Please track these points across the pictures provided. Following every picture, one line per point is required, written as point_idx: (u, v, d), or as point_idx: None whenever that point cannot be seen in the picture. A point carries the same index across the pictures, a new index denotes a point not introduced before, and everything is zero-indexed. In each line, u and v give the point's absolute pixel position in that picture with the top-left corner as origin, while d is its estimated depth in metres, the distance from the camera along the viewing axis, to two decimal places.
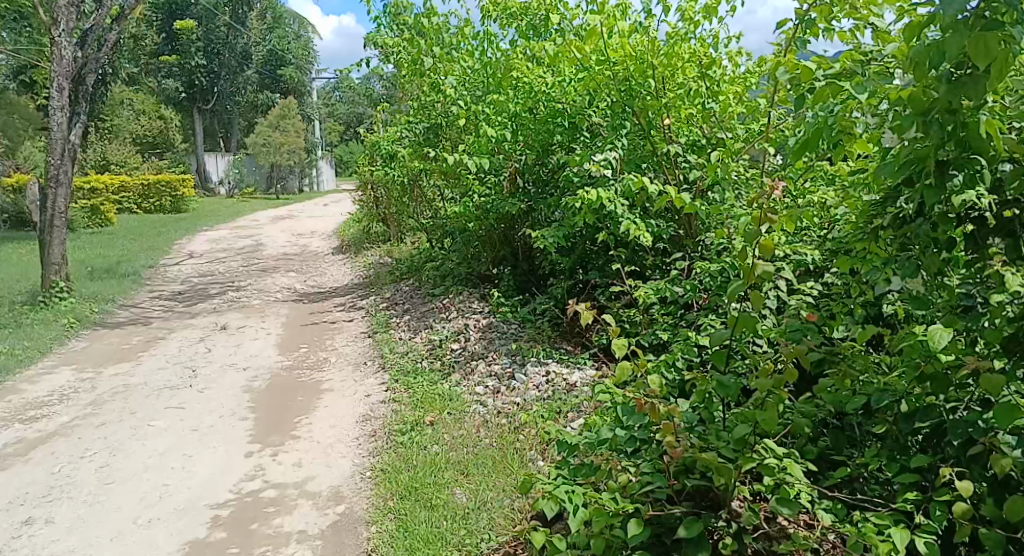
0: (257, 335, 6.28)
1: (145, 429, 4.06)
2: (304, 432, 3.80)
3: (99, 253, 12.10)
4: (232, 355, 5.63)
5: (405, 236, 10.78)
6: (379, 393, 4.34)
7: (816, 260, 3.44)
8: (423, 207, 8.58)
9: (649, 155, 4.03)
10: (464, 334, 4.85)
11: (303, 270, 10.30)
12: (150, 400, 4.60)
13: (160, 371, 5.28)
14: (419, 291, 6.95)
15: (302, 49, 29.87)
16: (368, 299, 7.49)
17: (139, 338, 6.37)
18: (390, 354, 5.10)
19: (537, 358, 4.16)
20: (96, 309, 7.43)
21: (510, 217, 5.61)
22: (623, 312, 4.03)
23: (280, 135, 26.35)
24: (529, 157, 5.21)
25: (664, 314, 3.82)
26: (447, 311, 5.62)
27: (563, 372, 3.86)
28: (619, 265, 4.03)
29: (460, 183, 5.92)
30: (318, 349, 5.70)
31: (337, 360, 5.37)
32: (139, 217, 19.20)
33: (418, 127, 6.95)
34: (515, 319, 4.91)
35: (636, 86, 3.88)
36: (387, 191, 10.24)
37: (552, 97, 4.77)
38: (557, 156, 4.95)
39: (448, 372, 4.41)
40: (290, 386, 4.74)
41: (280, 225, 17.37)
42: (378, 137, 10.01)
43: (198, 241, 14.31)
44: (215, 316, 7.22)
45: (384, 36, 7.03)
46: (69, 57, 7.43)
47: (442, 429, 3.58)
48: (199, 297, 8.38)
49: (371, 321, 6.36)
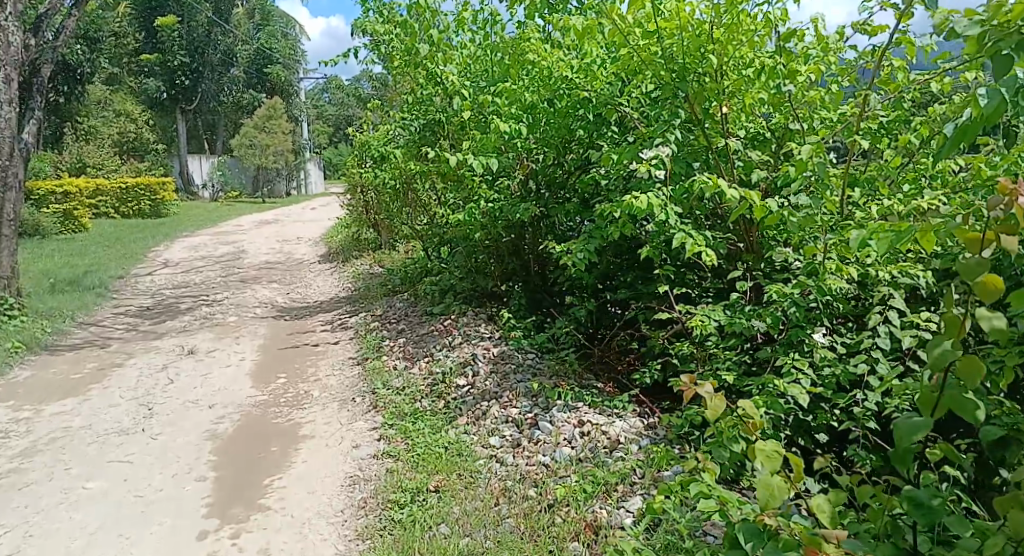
0: (228, 361, 5.48)
1: (77, 495, 3.26)
2: (275, 503, 3.01)
3: (66, 263, 11.27)
4: (197, 388, 4.84)
5: (397, 244, 10.01)
6: (369, 443, 3.56)
7: (928, 283, 2.71)
8: (418, 213, 7.84)
9: (702, 151, 3.27)
10: (471, 365, 4.08)
11: (287, 281, 9.52)
12: (91, 451, 3.81)
13: (111, 410, 4.47)
14: (415, 309, 6.18)
15: (289, 49, 29.10)
16: (357, 316, 6.72)
17: (93, 365, 5.56)
18: (382, 388, 4.33)
19: (565, 401, 3.40)
20: (50, 329, 6.61)
21: (521, 226, 4.86)
22: (670, 346, 3.28)
23: (266, 137, 25.48)
24: (546, 155, 4.47)
25: (727, 350, 3.07)
26: (448, 335, 4.85)
27: (601, 423, 3.09)
28: (666, 287, 3.26)
29: (462, 187, 5.17)
30: (299, 380, 4.92)
31: (321, 394, 4.58)
32: (116, 221, 18.34)
33: (413, 124, 6.21)
34: (532, 348, 4.16)
35: (690, 65, 3.05)
36: (378, 195, 9.46)
37: (573, 84, 4.02)
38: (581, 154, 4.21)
39: (453, 415, 3.65)
40: (262, 431, 3.95)
41: (265, 231, 16.53)
42: (368, 137, 9.27)
43: (177, 249, 13.49)
44: (183, 337, 6.42)
45: (375, 23, 6.29)
46: (18, 44, 6.61)
47: (451, 499, 2.81)
48: (170, 314, 7.58)
49: (361, 345, 5.59)
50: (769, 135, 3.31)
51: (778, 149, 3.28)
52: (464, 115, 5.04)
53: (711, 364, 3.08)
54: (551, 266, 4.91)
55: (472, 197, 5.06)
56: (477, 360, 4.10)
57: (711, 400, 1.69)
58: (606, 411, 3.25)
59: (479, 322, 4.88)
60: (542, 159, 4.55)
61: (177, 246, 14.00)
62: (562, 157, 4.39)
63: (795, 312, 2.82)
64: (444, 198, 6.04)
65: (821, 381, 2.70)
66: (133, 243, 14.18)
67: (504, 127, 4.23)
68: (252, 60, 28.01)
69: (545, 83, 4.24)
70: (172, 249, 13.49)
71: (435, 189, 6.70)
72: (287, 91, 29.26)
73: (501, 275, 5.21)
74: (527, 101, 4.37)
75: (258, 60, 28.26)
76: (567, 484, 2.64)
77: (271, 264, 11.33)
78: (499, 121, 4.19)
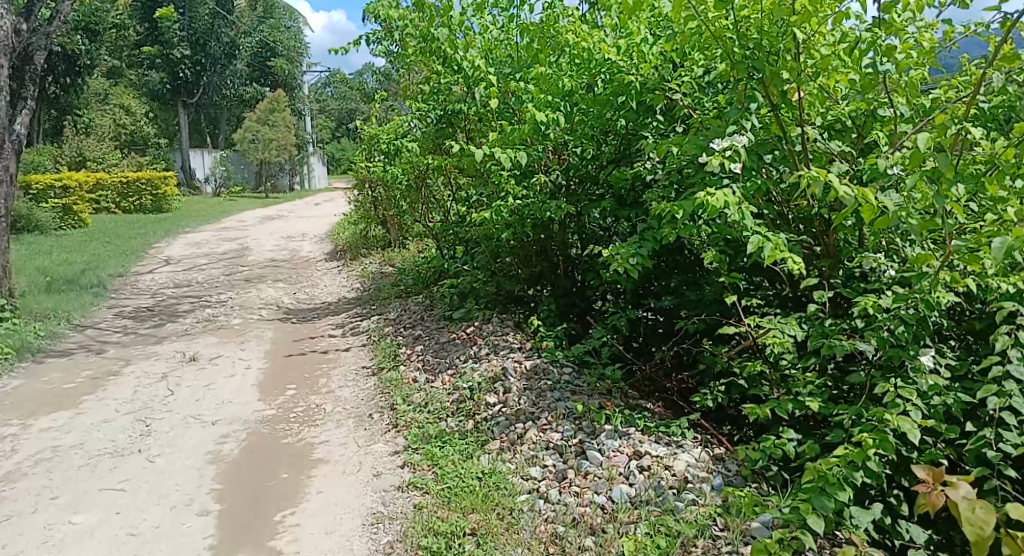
0: (232, 370, 5.09)
1: (63, 532, 2.88)
2: (288, 546, 2.62)
3: (64, 260, 10.91)
4: (198, 400, 4.44)
5: (407, 241, 9.62)
6: (392, 470, 3.17)
7: None
8: (431, 210, 7.45)
9: (774, 141, 2.88)
10: (501, 380, 3.66)
11: (294, 280, 9.14)
12: (81, 476, 3.42)
13: (104, 426, 4.09)
14: (432, 313, 5.77)
15: (292, 41, 28.69)
16: (369, 320, 6.34)
17: (87, 374, 5.17)
18: (402, 404, 3.93)
19: (614, 426, 2.99)
20: (43, 332, 6.23)
21: (551, 225, 4.47)
22: (736, 366, 2.87)
23: (269, 131, 25.07)
24: (584, 147, 4.08)
25: (807, 371, 2.67)
26: (472, 344, 4.44)
27: (661, 454, 2.70)
28: (734, 297, 2.85)
29: (487, 182, 4.78)
30: (310, 392, 4.53)
31: (335, 409, 4.20)
32: (117, 217, 17.99)
33: (429, 115, 5.81)
34: (568, 361, 3.75)
35: (768, 45, 2.66)
36: (388, 190, 9.06)
37: (617, 68, 3.63)
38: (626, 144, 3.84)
39: (485, 439, 3.26)
40: (271, 453, 3.56)
41: (269, 227, 16.14)
42: (378, 129, 8.88)
43: (179, 245, 13.13)
44: (184, 342, 6.02)
45: (388, 7, 5.89)
46: (9, 29, 6.23)
47: (493, 546, 2.42)
48: (171, 315, 7.21)
49: (375, 352, 5.21)
50: (850, 123, 2.92)
51: (862, 138, 2.88)
52: (489, 104, 4.65)
53: (789, 388, 2.67)
54: (583, 269, 4.50)
55: (492, 195, 4.67)
56: (507, 375, 3.68)
57: (974, 510, 1.37)
58: (663, 439, 2.85)
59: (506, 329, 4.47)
60: (577, 152, 4.16)
61: (179, 243, 13.63)
62: (596, 151, 3.99)
63: (897, 332, 2.42)
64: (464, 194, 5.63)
65: (930, 412, 2.30)
66: (134, 239, 13.81)
67: (538, 116, 3.84)
68: (255, 53, 27.63)
69: (584, 67, 3.86)
70: (174, 246, 13.12)
71: (452, 184, 6.30)
72: (291, 85, 28.85)
73: (527, 278, 4.79)
74: (561, 89, 3.98)
75: (261, 53, 27.88)
76: (634, 536, 2.24)
77: (276, 261, 10.95)
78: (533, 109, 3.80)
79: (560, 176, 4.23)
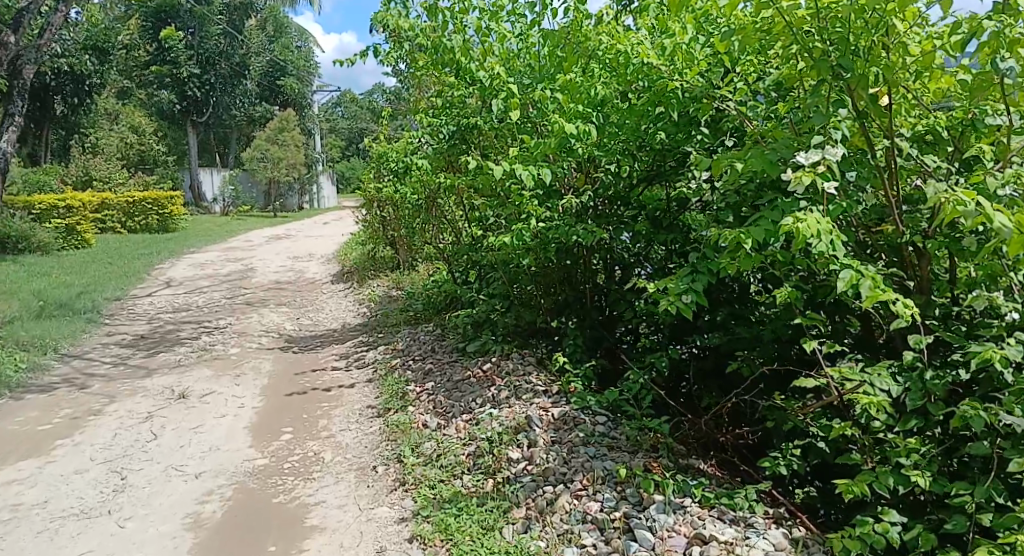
0: (224, 410, 4.61)
1: None
2: None
3: (61, 282, 10.51)
4: (182, 447, 3.96)
5: (417, 263, 9.17)
6: (397, 546, 2.67)
7: None
8: (443, 231, 7.01)
9: (858, 155, 2.42)
10: (525, 431, 3.15)
11: (298, 304, 8.70)
12: (38, 546, 2.94)
13: (73, 479, 3.62)
14: (443, 344, 5.28)
15: (302, 60, 28.57)
16: (376, 350, 5.87)
17: (66, 413, 4.70)
18: (410, 455, 3.45)
19: (666, 496, 2.48)
20: (24, 365, 5.78)
21: (578, 250, 4.01)
22: (817, 426, 2.38)
23: (278, 149, 24.83)
24: (619, 164, 3.63)
25: (910, 436, 2.18)
26: (489, 383, 3.94)
27: (729, 539, 2.19)
28: (813, 343, 2.36)
29: (505, 203, 4.33)
30: (308, 437, 4.05)
31: (335, 458, 3.71)
32: (122, 236, 17.66)
33: (442, 130, 5.39)
34: (601, 408, 3.27)
35: (855, 39, 2.19)
36: (397, 210, 8.63)
37: (657, 75, 3.20)
38: (671, 158, 3.41)
39: (508, 505, 2.76)
40: (258, 518, 3.06)
41: (274, 247, 15.75)
42: (387, 146, 8.47)
43: (181, 267, 12.74)
44: (175, 377, 5.55)
45: (397, 15, 5.49)
46: None
47: None
48: (165, 344, 6.77)
49: (381, 389, 4.73)
50: (945, 134, 2.47)
51: (963, 152, 2.41)
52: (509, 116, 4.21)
53: (886, 457, 2.17)
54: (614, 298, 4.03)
55: (512, 217, 4.21)
56: (532, 424, 3.18)
57: None
58: (728, 515, 2.35)
59: (527, 365, 3.97)
60: (611, 170, 3.72)
61: (183, 264, 13.24)
62: (632, 168, 3.54)
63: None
64: (479, 215, 5.17)
65: None
66: (136, 260, 13.42)
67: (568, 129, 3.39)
68: (265, 71, 27.50)
69: (618, 73, 3.44)
70: (177, 267, 12.74)
71: (465, 205, 5.85)
72: (300, 103, 28.67)
73: (549, 308, 4.32)
74: (593, 99, 3.54)
75: (270, 72, 27.75)
76: None
77: (281, 284, 10.52)
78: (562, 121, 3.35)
79: (591, 197, 3.78)
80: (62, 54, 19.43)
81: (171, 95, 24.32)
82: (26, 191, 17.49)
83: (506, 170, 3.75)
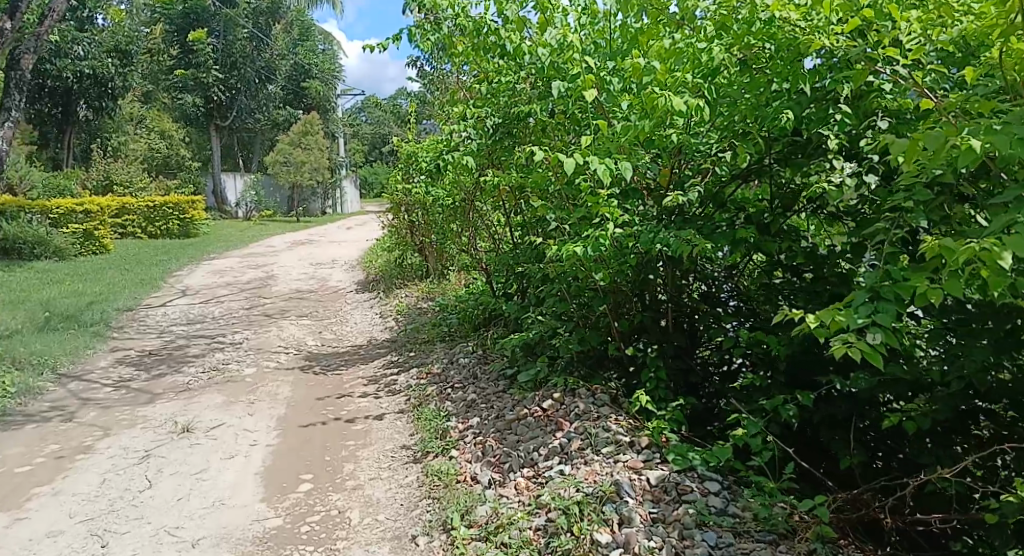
0: (232, 449, 3.91)
1: None
2: None
3: (74, 291, 9.98)
4: (179, 501, 3.27)
5: (448, 271, 8.47)
6: None
7: None
8: (481, 237, 6.30)
9: None
10: (612, 502, 2.40)
11: (319, 316, 8.03)
12: None
13: (42, 546, 2.94)
14: (487, 370, 4.54)
15: (326, 63, 28.15)
16: (407, 372, 5.15)
17: (51, 451, 4.04)
18: (459, 524, 2.71)
19: None
20: (14, 388, 5.15)
21: (665, 261, 3.27)
22: None
23: (302, 153, 24.37)
24: (735, 152, 2.91)
25: None
26: (551, 426, 3.19)
27: None
28: None
29: (571, 205, 3.61)
30: (330, 489, 3.33)
31: (364, 521, 2.98)
32: (142, 242, 17.25)
33: (489, 122, 4.68)
34: (711, 472, 2.52)
35: None
36: (428, 215, 7.92)
37: (786, 38, 2.57)
38: (810, 144, 2.76)
39: None
40: None
41: (296, 253, 15.16)
42: (418, 145, 7.79)
43: (200, 274, 12.19)
44: (180, 404, 4.88)
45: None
46: None
47: None
48: (174, 362, 6.12)
49: (416, 424, 4.01)
50: None
51: None
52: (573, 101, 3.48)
53: None
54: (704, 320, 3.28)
55: (578, 226, 3.49)
56: (622, 493, 2.43)
57: None
58: None
59: (598, 402, 3.21)
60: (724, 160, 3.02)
61: (201, 270, 12.70)
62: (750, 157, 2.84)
63: None
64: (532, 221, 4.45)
65: None
66: (154, 267, 12.89)
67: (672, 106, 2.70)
68: (289, 75, 27.09)
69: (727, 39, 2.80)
70: (195, 275, 12.18)
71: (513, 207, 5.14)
72: (324, 107, 28.19)
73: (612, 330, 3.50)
74: (697, 72, 2.87)
75: (294, 75, 27.35)
76: None
77: (301, 292, 9.89)
78: (665, 97, 2.66)
79: (694, 196, 3.08)
80: (83, 57, 19.17)
81: (195, 98, 23.96)
82: (46, 196, 17.12)
83: (583, 163, 3.06)
